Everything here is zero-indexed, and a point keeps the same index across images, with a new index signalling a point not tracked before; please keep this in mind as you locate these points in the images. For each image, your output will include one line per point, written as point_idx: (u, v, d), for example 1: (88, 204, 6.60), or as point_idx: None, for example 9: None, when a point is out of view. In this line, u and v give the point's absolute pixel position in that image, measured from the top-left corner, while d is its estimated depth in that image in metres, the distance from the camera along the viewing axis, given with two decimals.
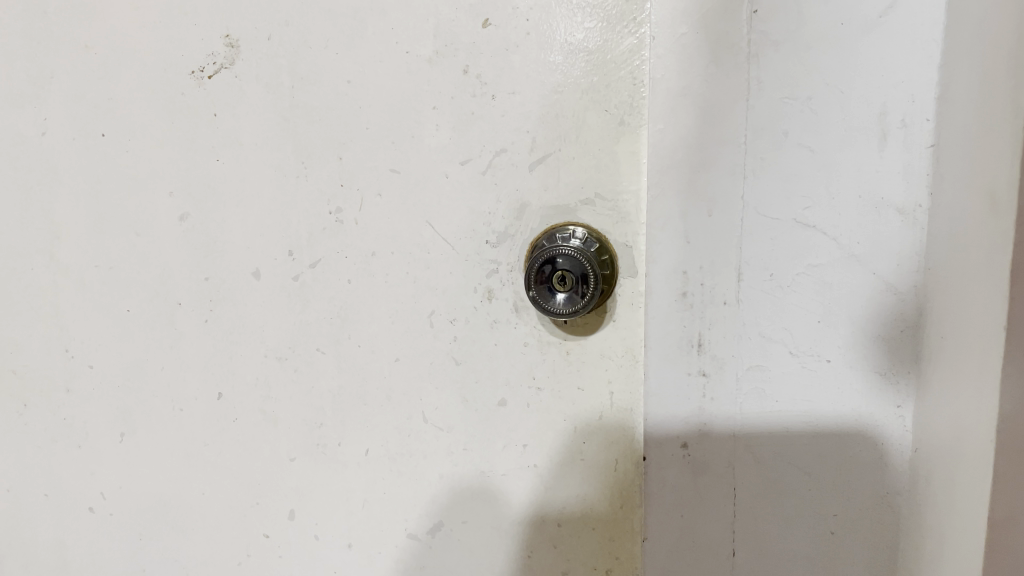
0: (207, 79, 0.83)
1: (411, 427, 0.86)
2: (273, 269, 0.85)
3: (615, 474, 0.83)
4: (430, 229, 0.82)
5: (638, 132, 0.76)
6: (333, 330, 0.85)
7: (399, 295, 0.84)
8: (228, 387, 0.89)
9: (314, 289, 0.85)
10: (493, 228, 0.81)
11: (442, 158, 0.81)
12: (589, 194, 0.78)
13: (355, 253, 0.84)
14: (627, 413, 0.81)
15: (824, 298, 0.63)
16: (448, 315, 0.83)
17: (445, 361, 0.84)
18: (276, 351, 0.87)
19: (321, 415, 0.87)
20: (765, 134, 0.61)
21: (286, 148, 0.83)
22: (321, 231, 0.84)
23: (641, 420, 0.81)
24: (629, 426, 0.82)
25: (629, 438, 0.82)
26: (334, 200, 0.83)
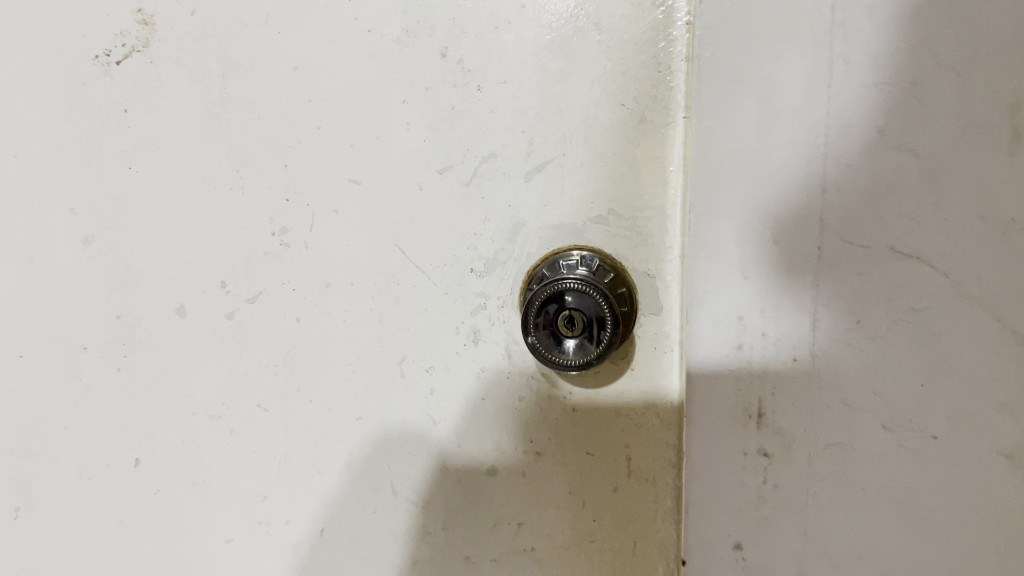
0: (116, 65, 0.66)
1: (377, 502, 0.69)
2: (202, 305, 0.68)
3: (634, 562, 0.66)
4: (399, 255, 0.65)
5: (664, 132, 0.59)
6: (279, 381, 0.68)
7: (361, 338, 0.67)
8: (148, 452, 0.71)
9: (254, 330, 0.68)
10: (479, 253, 0.64)
11: (415, 165, 0.64)
12: (601, 211, 0.62)
13: (305, 285, 0.67)
14: (650, 486, 0.64)
15: (929, 352, 0.46)
16: (423, 362, 0.66)
17: (419, 420, 0.67)
18: (208, 407, 0.69)
19: (264, 487, 0.70)
20: (851, 133, 0.45)
21: (216, 152, 0.66)
22: (261, 257, 0.67)
23: (669, 496, 0.64)
24: (653, 502, 0.64)
25: (653, 518, 0.64)
26: (277, 218, 0.66)
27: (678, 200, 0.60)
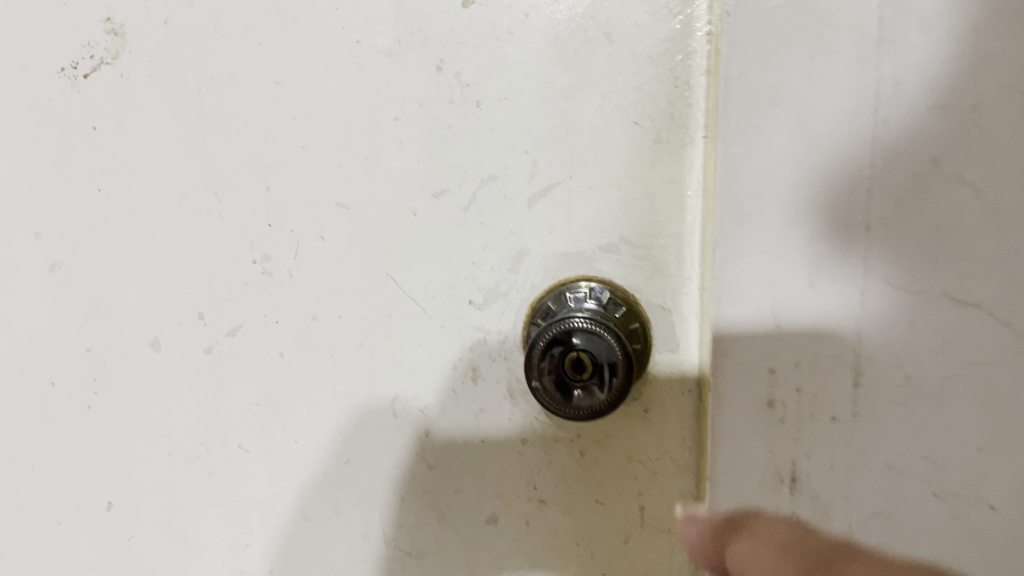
0: (83, 79, 0.61)
1: (368, 551, 0.64)
2: (179, 339, 0.63)
3: None
4: (391, 286, 0.60)
5: (682, 152, 0.54)
6: (261, 420, 0.63)
7: (349, 374, 0.61)
8: (120, 495, 0.66)
9: (234, 366, 0.62)
10: (478, 284, 0.59)
11: (408, 188, 0.58)
12: (612, 239, 0.57)
13: (289, 317, 0.61)
14: (666, 538, 0.59)
15: (985, 410, 0.41)
16: (418, 402, 0.61)
17: (414, 464, 0.62)
18: (185, 448, 0.64)
19: (246, 533, 0.65)
20: (899, 162, 0.40)
21: (192, 173, 0.61)
22: (242, 286, 0.61)
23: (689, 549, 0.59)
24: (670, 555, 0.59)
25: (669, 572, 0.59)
26: (259, 245, 0.61)
27: (696, 227, 0.55)
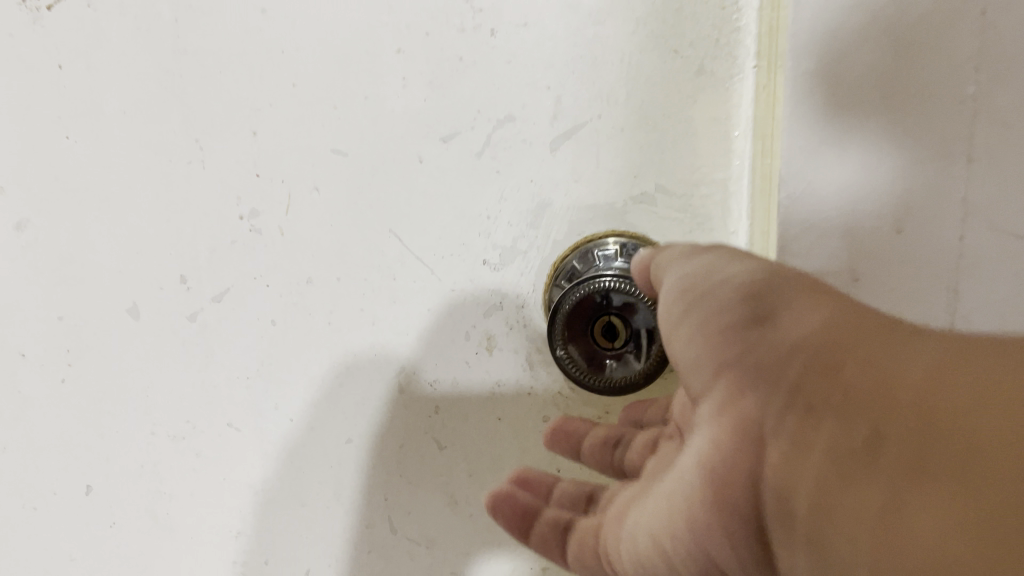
0: (45, 11, 0.53)
1: (373, 541, 0.57)
2: (159, 305, 0.56)
3: None
4: (395, 244, 0.53)
5: (728, 86, 0.47)
6: (252, 395, 0.56)
7: (350, 344, 0.55)
8: (100, 477, 0.59)
9: (221, 335, 0.56)
10: (493, 241, 0.52)
11: (414, 131, 0.51)
12: (647, 189, 0.50)
13: (281, 280, 0.54)
14: None
15: None
16: (426, 376, 0.54)
17: (423, 443, 0.56)
18: (169, 426, 0.58)
19: (237, 520, 0.58)
20: (1010, 78, 0.33)
21: (170, 117, 0.54)
22: (228, 246, 0.55)
23: None
24: None
25: None
26: (246, 199, 0.54)
27: (745, 173, 0.48)
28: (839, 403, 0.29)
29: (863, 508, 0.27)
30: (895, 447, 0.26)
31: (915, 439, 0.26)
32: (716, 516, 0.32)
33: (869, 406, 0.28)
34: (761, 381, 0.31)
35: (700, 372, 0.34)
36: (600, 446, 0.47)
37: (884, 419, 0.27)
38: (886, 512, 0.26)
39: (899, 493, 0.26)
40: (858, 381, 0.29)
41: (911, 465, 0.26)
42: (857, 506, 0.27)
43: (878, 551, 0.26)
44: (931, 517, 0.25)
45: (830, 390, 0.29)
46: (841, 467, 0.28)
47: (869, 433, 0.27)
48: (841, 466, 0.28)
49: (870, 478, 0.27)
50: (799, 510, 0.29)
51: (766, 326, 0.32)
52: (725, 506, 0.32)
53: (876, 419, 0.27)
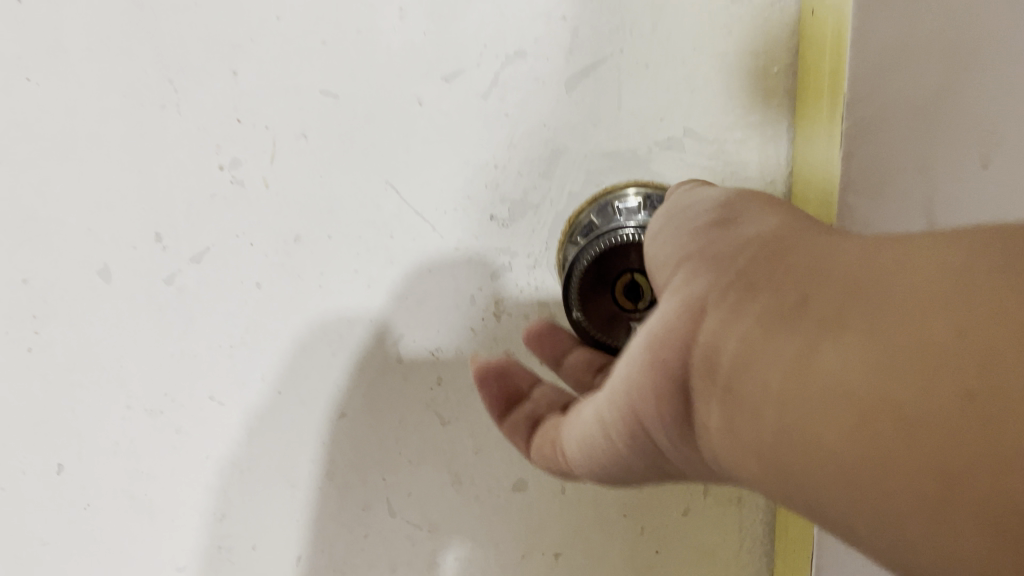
0: None
1: (369, 523, 0.53)
2: (133, 266, 0.51)
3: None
4: (392, 197, 0.48)
5: (765, 16, 0.42)
6: (237, 366, 0.51)
7: (343, 309, 0.50)
8: (72, 456, 0.54)
9: (201, 299, 0.51)
10: (501, 194, 0.47)
11: (413, 70, 0.46)
12: (674, 134, 0.45)
13: (266, 239, 0.49)
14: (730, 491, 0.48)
15: None
16: (428, 344, 0.50)
17: (424, 419, 0.51)
18: (146, 400, 0.53)
19: (223, 502, 0.54)
20: None
21: (140, 56, 0.48)
22: (207, 200, 0.49)
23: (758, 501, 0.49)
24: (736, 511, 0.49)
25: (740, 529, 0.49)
26: (227, 147, 0.48)
27: (782, 114, 0.44)
28: (775, 272, 0.24)
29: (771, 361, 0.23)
30: (827, 301, 0.22)
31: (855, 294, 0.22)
32: (642, 413, 0.27)
33: (810, 272, 0.24)
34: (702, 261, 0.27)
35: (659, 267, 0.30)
36: (582, 365, 0.41)
37: (817, 287, 0.23)
38: (812, 362, 0.22)
39: (823, 341, 0.22)
40: (802, 260, 0.24)
41: (844, 314, 0.22)
42: (779, 363, 0.22)
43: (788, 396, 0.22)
44: (861, 361, 0.21)
45: (767, 261, 0.25)
46: (766, 326, 0.23)
47: (802, 290, 0.23)
48: (760, 322, 0.23)
49: (789, 331, 0.23)
50: (719, 386, 0.24)
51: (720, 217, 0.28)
52: (647, 398, 0.27)
53: (814, 280, 0.23)
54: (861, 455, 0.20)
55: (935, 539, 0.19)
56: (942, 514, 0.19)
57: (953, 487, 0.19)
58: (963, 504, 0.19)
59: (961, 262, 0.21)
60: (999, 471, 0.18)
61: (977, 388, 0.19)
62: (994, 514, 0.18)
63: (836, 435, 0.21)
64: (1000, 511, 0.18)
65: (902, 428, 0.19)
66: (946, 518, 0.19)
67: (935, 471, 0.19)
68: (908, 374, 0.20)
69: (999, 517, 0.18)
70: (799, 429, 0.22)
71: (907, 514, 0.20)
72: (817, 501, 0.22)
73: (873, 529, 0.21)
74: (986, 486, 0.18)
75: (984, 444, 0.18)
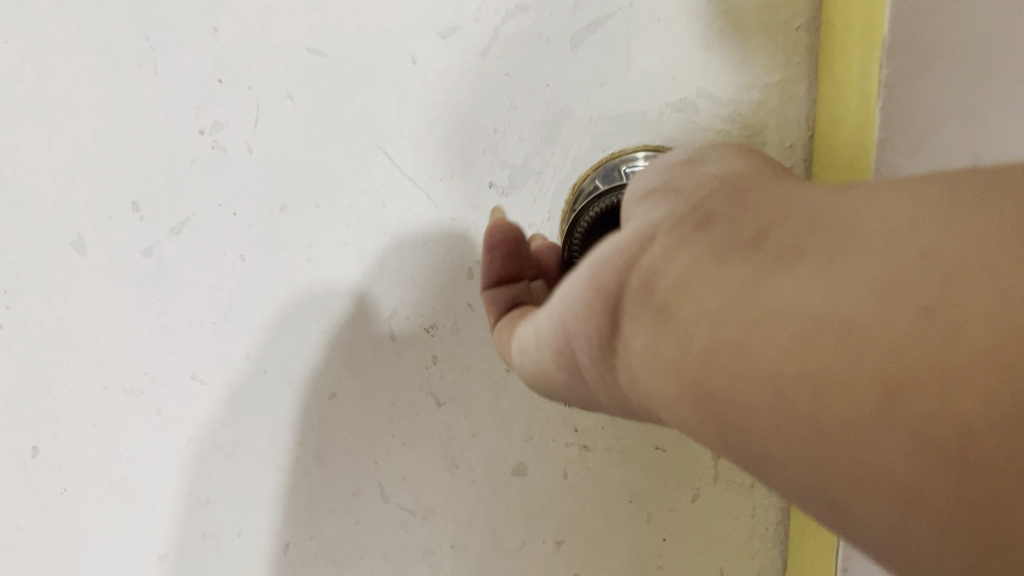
0: None
1: (361, 510, 0.50)
2: (109, 237, 0.48)
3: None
4: (384, 163, 0.45)
5: None
6: (220, 344, 0.48)
7: (333, 284, 0.47)
8: (47, 438, 0.51)
9: (182, 273, 0.48)
10: (501, 160, 0.44)
11: (407, 26, 0.43)
12: (687, 94, 0.42)
13: (250, 207, 0.46)
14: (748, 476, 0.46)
15: None
16: (423, 320, 0.47)
17: (418, 400, 0.48)
18: (124, 379, 0.50)
19: (207, 486, 0.51)
20: None
21: (115, 11, 0.45)
22: (186, 166, 0.46)
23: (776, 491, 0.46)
24: (754, 500, 0.47)
25: (754, 520, 0.47)
26: (207, 109, 0.45)
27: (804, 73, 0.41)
28: (732, 204, 0.21)
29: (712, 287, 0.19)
30: (784, 224, 0.19)
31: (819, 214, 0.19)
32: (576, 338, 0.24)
33: (774, 202, 0.20)
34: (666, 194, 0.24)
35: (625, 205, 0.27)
36: None
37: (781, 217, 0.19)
38: (756, 276, 0.18)
39: (772, 257, 0.18)
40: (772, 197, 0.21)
41: (805, 232, 0.19)
42: (717, 280, 0.19)
43: (725, 317, 0.18)
44: (812, 274, 0.17)
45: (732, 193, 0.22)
46: (714, 249, 0.20)
47: (760, 212, 0.20)
48: (708, 245, 0.20)
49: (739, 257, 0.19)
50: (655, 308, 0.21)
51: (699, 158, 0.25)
52: (584, 326, 0.24)
53: (778, 206, 0.20)
54: (793, 366, 0.17)
55: (870, 478, 0.16)
56: (881, 441, 0.15)
57: (897, 405, 0.15)
58: (905, 430, 0.15)
59: (946, 185, 0.18)
60: (954, 387, 0.14)
61: (942, 296, 0.15)
62: (942, 442, 0.14)
63: (768, 347, 0.17)
64: (951, 440, 0.14)
65: (847, 339, 0.16)
66: (884, 445, 0.15)
67: (878, 387, 0.15)
68: (865, 287, 0.16)
69: (949, 446, 0.14)
70: (725, 343, 0.18)
71: (837, 440, 0.16)
72: (735, 434, 0.18)
73: (795, 466, 0.17)
74: (938, 405, 0.14)
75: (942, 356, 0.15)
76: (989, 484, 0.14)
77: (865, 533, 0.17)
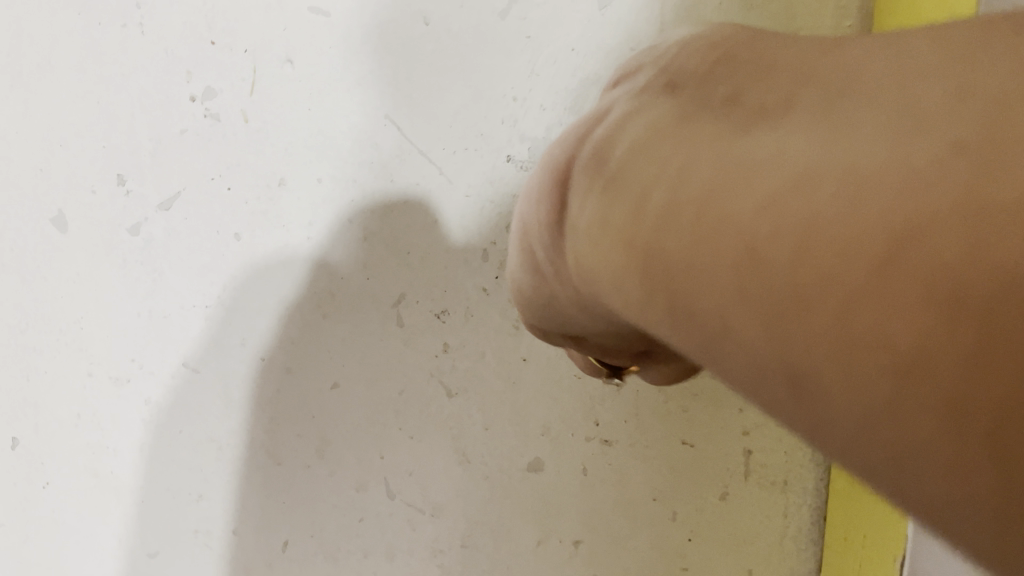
0: None
1: (364, 506, 0.47)
2: (91, 214, 0.44)
3: None
4: (392, 133, 0.41)
5: None
6: (214, 328, 0.45)
7: (337, 265, 0.43)
8: (28, 429, 0.46)
9: (171, 252, 0.44)
10: (520, 131, 0.41)
11: None
12: None
13: (246, 180, 0.42)
14: (782, 475, 0.44)
15: None
16: (433, 305, 0.43)
17: (428, 389, 0.45)
18: (110, 365, 0.46)
19: (198, 481, 0.47)
20: None
21: None
22: (176, 136, 0.42)
23: (808, 489, 0.44)
24: (787, 501, 0.44)
25: (786, 520, 0.44)
26: (197, 74, 0.41)
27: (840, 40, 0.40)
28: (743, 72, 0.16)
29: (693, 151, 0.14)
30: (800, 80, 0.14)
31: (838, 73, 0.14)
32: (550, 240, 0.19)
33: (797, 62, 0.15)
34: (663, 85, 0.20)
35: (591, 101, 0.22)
36: None
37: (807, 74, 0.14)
38: (739, 129, 0.14)
39: (763, 118, 0.14)
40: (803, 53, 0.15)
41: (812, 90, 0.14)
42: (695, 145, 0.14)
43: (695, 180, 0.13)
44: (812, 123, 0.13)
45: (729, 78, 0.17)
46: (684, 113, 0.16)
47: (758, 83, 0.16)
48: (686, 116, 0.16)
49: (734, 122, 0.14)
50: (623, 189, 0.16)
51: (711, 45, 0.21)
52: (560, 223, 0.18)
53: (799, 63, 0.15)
54: (762, 209, 0.12)
55: (859, 369, 0.10)
56: (874, 305, 0.10)
57: (908, 237, 0.10)
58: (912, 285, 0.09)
59: None
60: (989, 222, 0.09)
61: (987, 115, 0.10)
62: (962, 291, 0.09)
63: (739, 202, 0.12)
64: (988, 287, 0.09)
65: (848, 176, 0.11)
66: (877, 301, 0.10)
67: (880, 229, 0.10)
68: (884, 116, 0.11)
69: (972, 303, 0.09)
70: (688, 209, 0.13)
71: (801, 294, 0.11)
72: (675, 318, 0.14)
73: (760, 357, 0.12)
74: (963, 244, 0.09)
75: (990, 181, 0.10)
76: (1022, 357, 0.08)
77: (853, 461, 0.11)
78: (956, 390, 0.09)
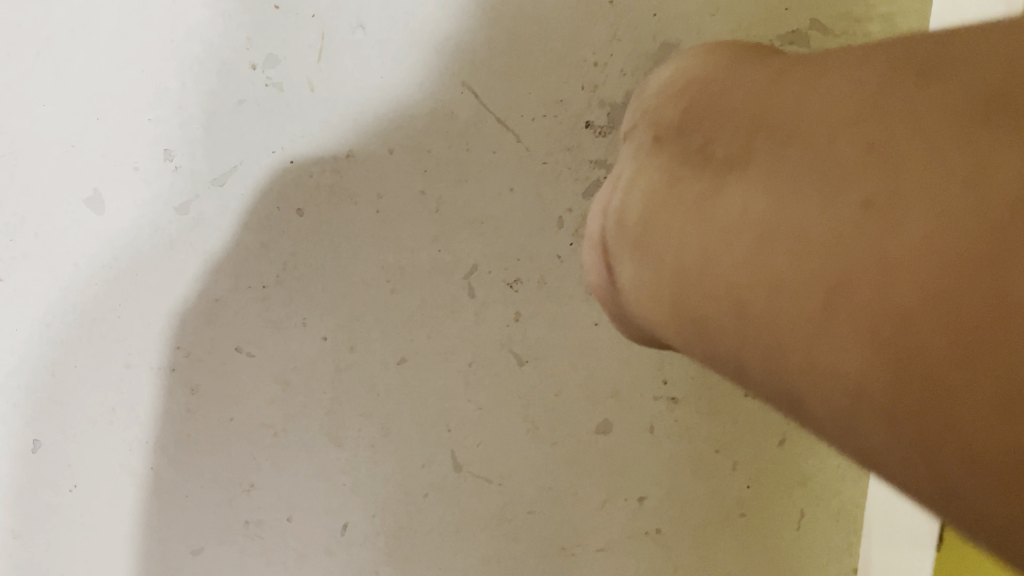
0: None
1: (430, 481, 0.46)
2: (132, 193, 0.41)
3: (811, 521, 0.48)
4: (468, 102, 0.41)
5: None
6: (272, 308, 0.43)
7: (406, 238, 0.42)
8: (53, 431, 0.43)
9: (225, 231, 0.41)
10: (600, 96, 0.41)
11: None
12: (798, 27, 0.40)
13: (313, 152, 0.41)
14: None
15: None
16: (506, 275, 0.43)
17: (499, 359, 0.44)
18: (153, 355, 0.43)
19: (252, 470, 0.45)
20: None
21: None
22: (234, 107, 0.40)
23: None
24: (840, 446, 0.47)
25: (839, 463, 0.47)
26: (261, 39, 0.39)
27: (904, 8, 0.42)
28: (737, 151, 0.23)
29: (712, 229, 0.22)
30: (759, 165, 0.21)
31: (785, 139, 0.21)
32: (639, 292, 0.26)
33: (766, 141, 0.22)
34: (672, 142, 0.27)
35: (625, 166, 0.30)
36: None
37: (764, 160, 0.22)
38: (727, 212, 0.21)
39: (747, 187, 0.21)
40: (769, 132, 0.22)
41: (774, 160, 0.21)
42: (711, 225, 0.22)
43: (718, 254, 0.21)
44: (772, 205, 0.20)
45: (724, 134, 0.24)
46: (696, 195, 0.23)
47: (743, 150, 0.23)
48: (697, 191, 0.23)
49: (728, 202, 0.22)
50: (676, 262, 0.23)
51: (705, 95, 0.27)
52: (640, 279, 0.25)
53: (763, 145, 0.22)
54: (761, 277, 0.19)
55: (836, 379, 0.18)
56: (831, 339, 0.17)
57: (844, 296, 0.17)
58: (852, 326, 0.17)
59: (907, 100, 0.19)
60: (893, 281, 0.16)
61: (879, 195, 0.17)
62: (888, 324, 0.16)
63: (744, 272, 0.20)
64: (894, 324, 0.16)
65: (805, 252, 0.18)
66: (833, 336, 0.17)
67: (827, 291, 0.18)
68: (817, 205, 0.19)
69: (893, 335, 0.16)
70: (717, 276, 0.21)
71: (796, 336, 0.18)
72: (731, 353, 0.21)
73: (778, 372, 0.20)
74: (883, 296, 0.16)
75: (882, 247, 0.17)
76: (926, 367, 0.15)
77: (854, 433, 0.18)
78: (887, 387, 0.16)
